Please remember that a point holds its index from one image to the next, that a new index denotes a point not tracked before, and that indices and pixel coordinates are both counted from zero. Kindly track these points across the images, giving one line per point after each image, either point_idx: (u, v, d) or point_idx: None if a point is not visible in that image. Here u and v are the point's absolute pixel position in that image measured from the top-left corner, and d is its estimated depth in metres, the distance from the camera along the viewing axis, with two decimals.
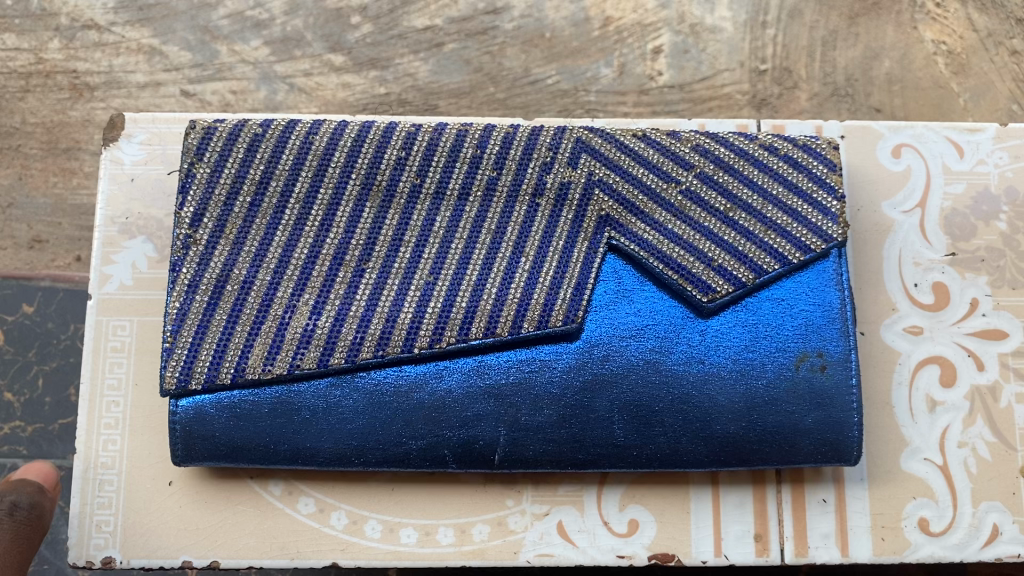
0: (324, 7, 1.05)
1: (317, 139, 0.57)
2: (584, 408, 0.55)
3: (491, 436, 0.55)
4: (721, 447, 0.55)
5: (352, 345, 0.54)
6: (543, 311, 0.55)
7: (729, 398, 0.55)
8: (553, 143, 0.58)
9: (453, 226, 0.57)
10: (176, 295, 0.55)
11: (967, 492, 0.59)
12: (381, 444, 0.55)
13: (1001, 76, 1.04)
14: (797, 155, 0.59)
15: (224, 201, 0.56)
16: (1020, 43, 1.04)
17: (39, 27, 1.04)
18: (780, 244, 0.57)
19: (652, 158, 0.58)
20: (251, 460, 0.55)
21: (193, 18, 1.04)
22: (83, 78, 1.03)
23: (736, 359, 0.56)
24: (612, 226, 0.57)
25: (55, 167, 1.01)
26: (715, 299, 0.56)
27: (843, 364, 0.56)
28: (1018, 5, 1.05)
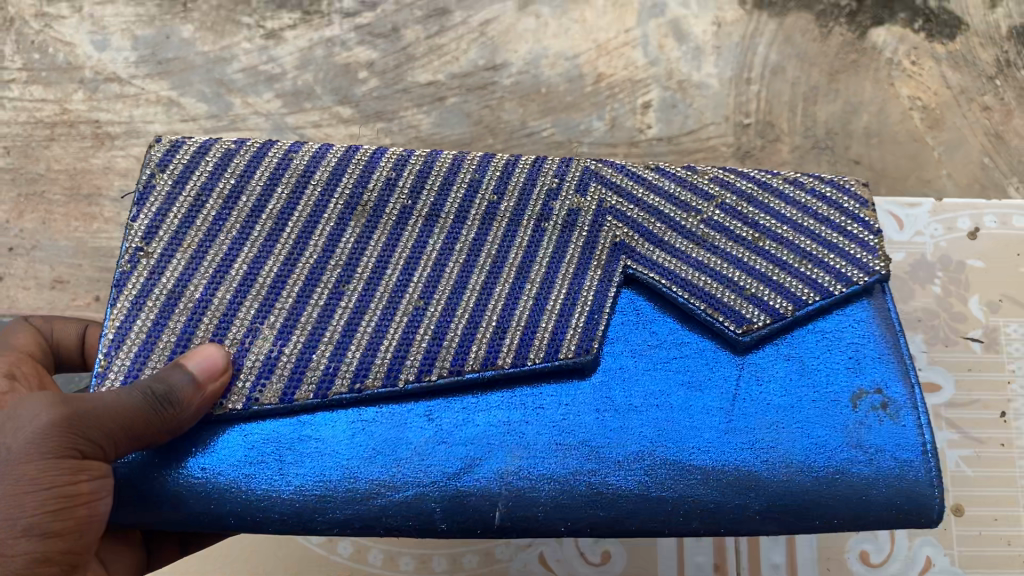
0: (334, 62, 1.13)
1: (298, 157, 0.56)
2: (601, 456, 0.52)
3: (488, 487, 0.51)
4: (778, 506, 0.51)
5: (325, 377, 0.51)
6: (553, 340, 0.53)
7: (786, 449, 0.52)
8: (559, 170, 0.58)
9: (447, 250, 0.55)
10: (117, 310, 0.51)
11: (903, 528, 0.69)
12: (340, 494, 0.50)
13: (973, 130, 1.10)
14: (824, 189, 0.59)
15: (186, 211, 0.53)
16: (990, 99, 1.11)
17: (64, 79, 1.11)
18: (816, 273, 0.56)
19: (667, 189, 0.58)
20: (183, 524, 0.50)
21: (208, 71, 1.11)
22: (106, 128, 1.10)
23: (785, 403, 0.54)
24: (628, 255, 0.56)
25: (77, 212, 1.07)
26: (750, 332, 0.54)
27: (904, 408, 0.54)
28: (988, 63, 1.11)
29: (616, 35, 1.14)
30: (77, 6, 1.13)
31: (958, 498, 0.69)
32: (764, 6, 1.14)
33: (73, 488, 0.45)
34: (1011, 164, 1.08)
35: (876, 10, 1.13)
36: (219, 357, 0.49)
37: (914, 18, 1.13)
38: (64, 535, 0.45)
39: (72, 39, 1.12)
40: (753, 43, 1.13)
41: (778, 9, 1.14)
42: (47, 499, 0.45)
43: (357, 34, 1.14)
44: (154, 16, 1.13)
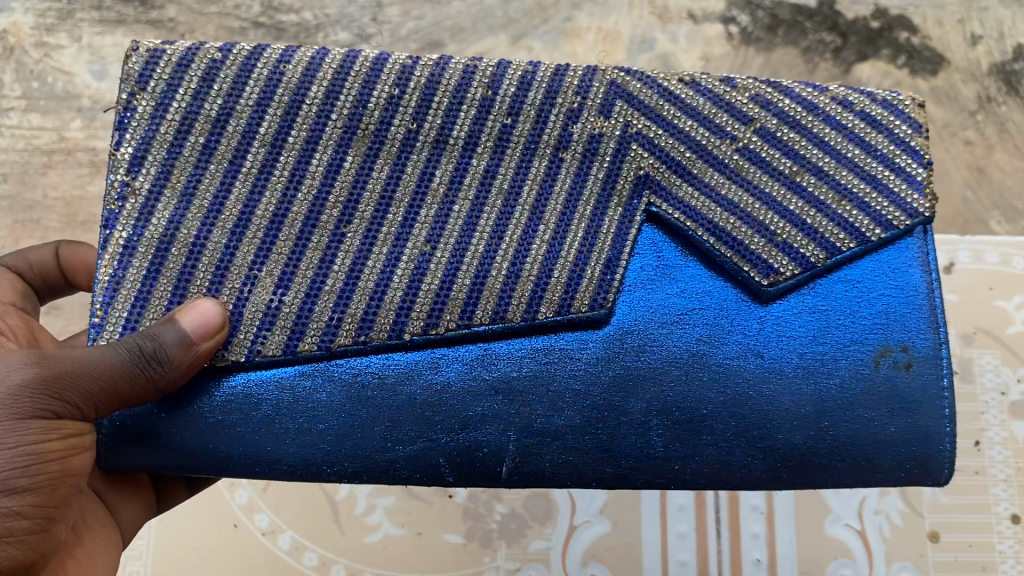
0: None
1: (290, 69, 0.54)
2: (611, 408, 0.54)
3: (497, 444, 0.53)
4: (784, 460, 0.54)
5: (328, 328, 0.52)
6: (567, 291, 0.54)
7: (799, 402, 0.54)
8: (583, 86, 0.56)
9: (456, 183, 0.54)
10: (109, 257, 0.51)
11: (882, 553, 0.74)
12: (339, 467, 0.53)
13: (956, 165, 1.07)
14: (876, 112, 0.57)
15: (171, 143, 0.53)
16: (972, 134, 1.08)
17: (62, 108, 1.12)
18: (857, 219, 0.55)
19: (702, 109, 0.56)
20: (195, 467, 0.52)
21: None
22: (102, 156, 1.10)
23: (806, 353, 0.55)
24: (651, 189, 0.55)
25: (72, 238, 1.06)
26: (777, 282, 0.55)
27: (928, 363, 0.55)
28: (969, 99, 1.10)
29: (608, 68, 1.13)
30: (77, 36, 1.15)
31: (934, 525, 0.75)
32: (751, 41, 1.13)
33: (43, 446, 0.46)
34: (992, 199, 1.05)
35: (860, 45, 1.12)
36: (214, 316, 0.50)
37: (898, 54, 1.11)
38: (35, 490, 0.46)
39: (72, 69, 1.14)
40: None
41: (764, 44, 1.13)
42: (16, 456, 0.45)
43: None
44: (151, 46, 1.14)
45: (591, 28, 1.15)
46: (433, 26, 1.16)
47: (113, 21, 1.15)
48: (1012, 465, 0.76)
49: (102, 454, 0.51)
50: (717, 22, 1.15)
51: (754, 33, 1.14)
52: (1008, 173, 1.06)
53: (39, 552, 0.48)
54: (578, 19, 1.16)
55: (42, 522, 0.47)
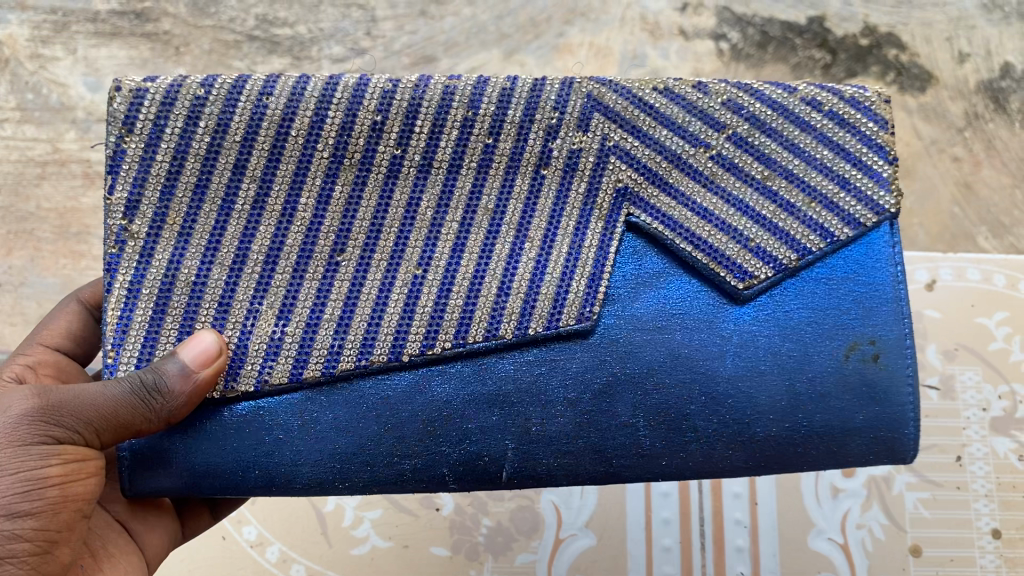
0: None
1: (273, 100, 0.55)
2: (597, 407, 0.55)
3: (498, 451, 0.54)
4: (762, 452, 0.55)
5: (330, 354, 0.54)
6: (554, 307, 0.54)
7: (776, 398, 0.55)
8: (559, 100, 0.56)
9: (442, 205, 0.55)
10: (115, 301, 0.53)
11: (864, 567, 0.74)
12: (330, 465, 0.54)
13: (943, 181, 1.08)
14: (842, 110, 0.58)
15: (164, 181, 0.54)
16: (960, 150, 1.09)
17: (56, 119, 1.12)
18: (827, 218, 0.56)
19: (674, 118, 0.57)
20: (215, 492, 0.54)
21: None
22: (96, 167, 1.10)
23: (785, 354, 0.55)
24: (630, 201, 0.56)
25: (66, 249, 1.07)
26: (752, 287, 0.56)
27: (896, 351, 0.55)
28: (958, 116, 1.11)
29: None
30: (72, 48, 1.15)
31: (916, 540, 0.75)
32: (741, 57, 1.15)
33: (43, 471, 0.49)
34: (979, 215, 1.06)
35: (849, 63, 1.13)
36: (212, 344, 0.52)
37: (886, 71, 1.13)
38: (36, 514, 0.49)
39: (66, 80, 1.14)
40: None
41: (754, 60, 1.14)
42: (15, 482, 0.48)
43: None
44: (147, 59, 1.15)
45: (582, 44, 1.16)
46: (426, 41, 1.16)
47: (108, 34, 1.16)
48: (993, 479, 0.77)
49: (127, 484, 0.53)
50: (707, 38, 1.16)
51: (744, 49, 1.15)
52: (994, 190, 1.07)
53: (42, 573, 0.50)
54: (570, 35, 1.17)
55: (44, 544, 0.50)
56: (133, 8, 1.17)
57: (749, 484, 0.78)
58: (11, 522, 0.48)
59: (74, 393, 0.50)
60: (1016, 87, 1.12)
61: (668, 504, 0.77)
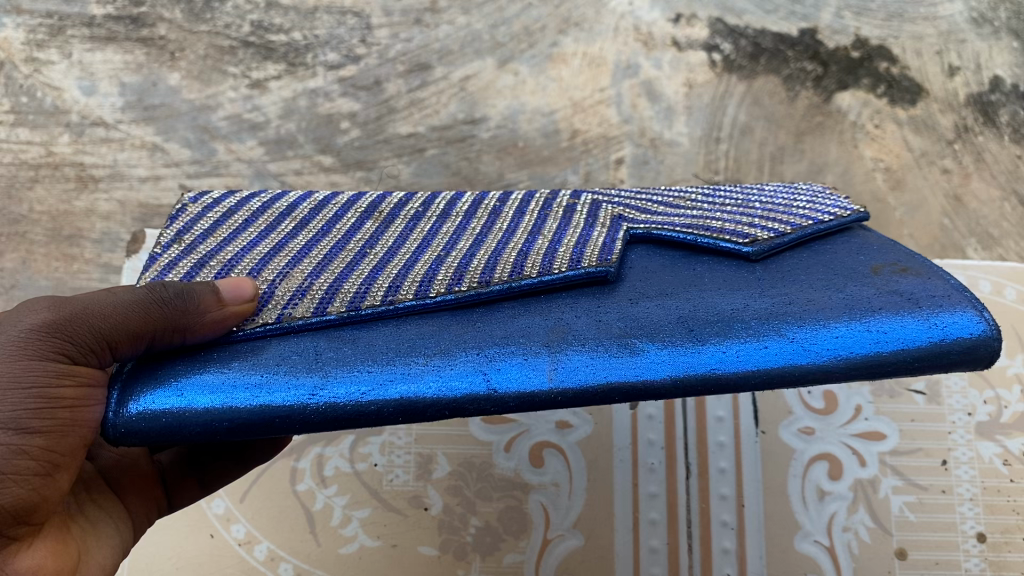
0: (316, 113, 1.14)
1: (316, 195, 0.58)
2: (633, 328, 0.48)
3: (524, 359, 0.46)
4: (830, 345, 0.46)
5: (355, 295, 0.48)
6: (575, 256, 0.51)
7: (823, 305, 0.48)
8: (555, 191, 0.59)
9: (461, 229, 0.55)
10: (150, 273, 0.50)
11: (851, 568, 0.74)
12: (334, 368, 0.46)
13: (933, 193, 1.07)
14: (800, 187, 0.61)
15: (216, 218, 0.54)
16: (950, 162, 1.09)
17: (50, 123, 1.13)
18: (811, 215, 0.56)
19: (654, 195, 0.60)
20: (197, 427, 0.44)
21: (193, 118, 1.13)
22: (90, 171, 1.10)
23: (814, 285, 0.50)
24: (626, 220, 0.55)
25: (58, 252, 1.06)
26: (757, 242, 0.52)
27: (923, 266, 0.51)
28: (947, 128, 1.11)
29: (592, 93, 1.15)
30: (67, 52, 1.16)
31: (902, 543, 0.75)
32: (733, 68, 1.15)
33: (53, 389, 0.46)
34: (969, 226, 1.05)
35: (841, 74, 1.14)
36: (247, 289, 0.47)
37: (877, 83, 1.13)
38: (45, 433, 0.45)
39: (61, 84, 1.14)
40: (724, 104, 1.13)
41: (747, 71, 1.15)
42: (27, 398, 0.45)
43: (340, 85, 1.15)
44: (141, 63, 1.15)
45: (576, 54, 1.17)
46: (421, 49, 1.17)
47: (103, 38, 1.17)
48: (979, 484, 0.77)
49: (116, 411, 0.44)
50: (700, 49, 1.17)
51: (736, 61, 1.16)
52: (984, 203, 1.07)
53: (43, 497, 0.47)
54: (564, 45, 1.18)
55: (48, 467, 0.46)
56: (129, 13, 1.18)
57: (736, 487, 0.78)
58: (15, 435, 0.44)
59: (93, 303, 0.46)
60: (1006, 101, 1.13)
61: (655, 505, 0.78)
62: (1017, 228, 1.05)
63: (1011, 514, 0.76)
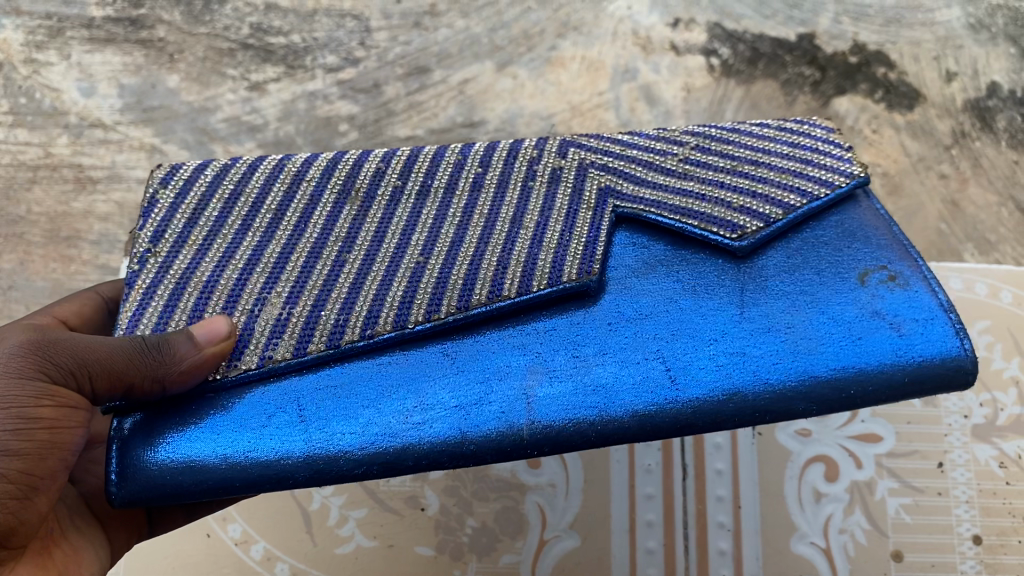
0: (315, 115, 1.14)
1: (290, 162, 0.57)
2: (614, 363, 0.51)
3: (515, 405, 0.50)
4: (803, 382, 0.50)
5: (334, 330, 0.51)
6: (553, 268, 0.53)
7: (797, 331, 0.51)
8: (539, 144, 0.59)
9: (440, 216, 0.55)
10: (130, 302, 0.52)
11: (846, 570, 0.74)
12: (332, 423, 0.50)
13: (930, 198, 1.08)
14: (793, 126, 0.60)
15: (189, 216, 0.55)
16: (947, 168, 1.09)
17: (49, 124, 1.13)
18: (800, 183, 0.56)
19: (642, 144, 0.59)
20: (214, 481, 0.48)
21: (192, 120, 1.13)
22: (88, 172, 1.11)
23: (794, 297, 0.53)
24: (613, 196, 0.56)
25: (56, 253, 1.06)
26: (745, 237, 0.54)
27: (913, 276, 0.53)
28: (945, 133, 1.12)
29: (590, 97, 1.15)
30: (66, 54, 1.16)
31: (898, 544, 0.75)
32: (731, 73, 1.16)
33: (32, 412, 0.47)
34: (965, 231, 1.05)
35: (839, 79, 1.14)
36: (223, 326, 0.50)
37: (875, 89, 1.14)
38: (23, 455, 0.47)
39: (60, 85, 1.14)
40: (722, 108, 1.13)
41: (745, 76, 1.15)
42: (6, 420, 0.46)
43: (339, 88, 1.15)
44: (140, 65, 1.15)
45: (574, 58, 1.17)
46: (420, 52, 1.17)
47: (102, 40, 1.17)
48: (975, 486, 0.77)
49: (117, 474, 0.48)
50: (699, 54, 1.17)
51: (734, 65, 1.16)
52: (981, 208, 1.07)
53: (21, 519, 0.48)
54: (562, 49, 1.18)
55: (25, 489, 0.47)
56: (128, 15, 1.18)
57: (733, 488, 0.78)
58: None
59: (74, 339, 0.49)
60: (1003, 106, 1.13)
61: (653, 506, 0.78)
62: (1014, 233, 1.05)
63: (1007, 517, 0.76)
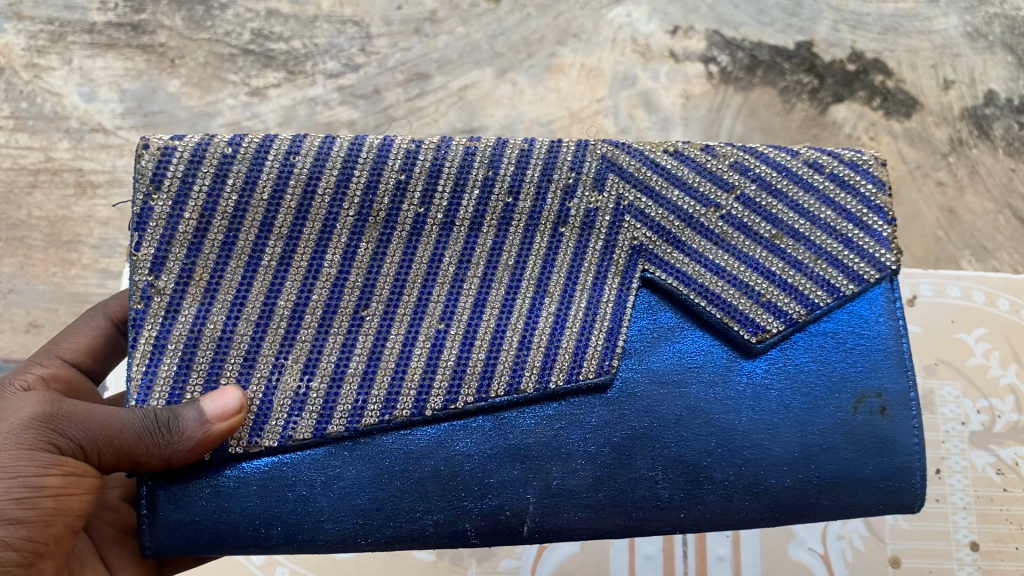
0: (316, 121, 1.15)
1: (299, 160, 0.52)
2: (616, 464, 0.53)
3: (519, 504, 0.52)
4: (777, 507, 0.53)
5: (354, 410, 0.51)
6: (574, 359, 0.53)
7: (785, 446, 0.53)
8: (576, 162, 0.55)
9: (464, 263, 0.54)
10: (140, 355, 0.50)
11: None
12: (337, 506, 0.51)
13: (928, 205, 1.08)
14: (843, 174, 0.57)
15: (190, 239, 0.51)
16: (945, 175, 1.10)
17: (50, 128, 1.13)
18: (832, 274, 0.55)
19: (685, 178, 0.56)
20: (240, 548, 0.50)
21: (192, 125, 1.13)
22: (89, 177, 1.11)
23: (792, 405, 0.54)
24: (646, 258, 0.55)
25: (56, 257, 1.07)
26: (765, 339, 0.54)
27: (901, 404, 0.55)
28: (942, 141, 1.12)
29: (590, 103, 1.16)
30: (67, 58, 1.16)
31: (897, 551, 0.75)
32: (730, 80, 1.16)
33: (41, 480, 0.46)
34: (963, 239, 1.06)
35: (837, 87, 1.15)
36: (234, 400, 0.49)
37: (873, 97, 1.14)
38: (29, 524, 0.46)
39: (61, 90, 1.15)
40: (720, 115, 1.14)
41: (743, 83, 1.16)
42: (12, 489, 0.45)
43: (339, 94, 1.16)
44: (142, 70, 1.16)
45: (574, 65, 1.18)
46: (420, 58, 1.18)
47: (103, 45, 1.17)
48: (972, 492, 0.77)
49: (150, 537, 0.49)
50: (698, 61, 1.18)
51: (733, 73, 1.16)
52: (978, 216, 1.08)
53: None
54: (562, 56, 1.18)
55: (30, 556, 0.47)
56: (129, 20, 1.18)
57: None
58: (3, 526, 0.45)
59: (84, 408, 0.48)
60: (999, 114, 1.14)
61: None
62: (1010, 240, 1.06)
63: (1004, 523, 0.76)
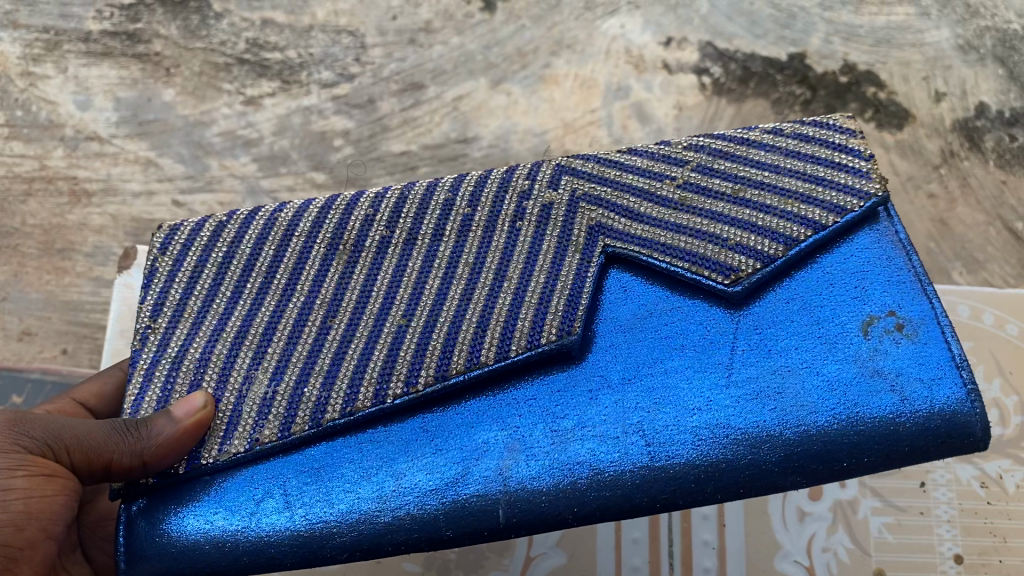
0: (310, 130, 1.15)
1: (283, 214, 0.56)
2: (595, 437, 0.49)
3: (484, 489, 0.49)
4: (801, 455, 0.48)
5: (317, 405, 0.50)
6: (533, 328, 0.51)
7: (793, 391, 0.49)
8: (531, 173, 0.56)
9: (427, 269, 0.54)
10: (133, 383, 0.51)
11: None
12: (314, 509, 0.49)
13: (919, 217, 1.09)
14: (809, 130, 0.57)
15: (185, 283, 0.54)
16: (936, 187, 1.11)
17: (45, 137, 1.14)
18: (808, 210, 0.53)
19: (640, 164, 0.56)
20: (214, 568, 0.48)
21: (187, 134, 1.14)
22: (83, 185, 1.11)
23: (789, 359, 0.50)
24: (605, 233, 0.54)
25: (50, 265, 1.07)
26: (739, 281, 0.51)
27: (922, 326, 0.51)
28: (934, 153, 1.13)
29: (583, 114, 1.16)
30: (63, 67, 1.17)
31: (881, 563, 0.75)
32: (722, 92, 1.17)
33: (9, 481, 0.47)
34: (953, 250, 1.07)
35: (829, 99, 1.15)
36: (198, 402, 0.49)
37: (865, 108, 1.15)
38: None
39: (56, 98, 1.15)
40: (713, 126, 1.14)
41: (736, 95, 1.16)
42: None
43: (334, 103, 1.16)
44: (137, 78, 1.16)
45: (567, 75, 1.18)
46: (415, 68, 1.18)
47: (99, 53, 1.17)
48: (956, 505, 0.78)
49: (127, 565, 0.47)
50: (690, 72, 1.18)
51: (725, 84, 1.17)
52: (969, 227, 1.08)
53: None
54: (556, 66, 1.19)
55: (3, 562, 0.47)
56: (125, 29, 1.19)
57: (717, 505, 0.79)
58: None
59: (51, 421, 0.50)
60: (991, 126, 1.14)
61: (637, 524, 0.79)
62: (1000, 252, 1.07)
63: (987, 536, 0.76)
